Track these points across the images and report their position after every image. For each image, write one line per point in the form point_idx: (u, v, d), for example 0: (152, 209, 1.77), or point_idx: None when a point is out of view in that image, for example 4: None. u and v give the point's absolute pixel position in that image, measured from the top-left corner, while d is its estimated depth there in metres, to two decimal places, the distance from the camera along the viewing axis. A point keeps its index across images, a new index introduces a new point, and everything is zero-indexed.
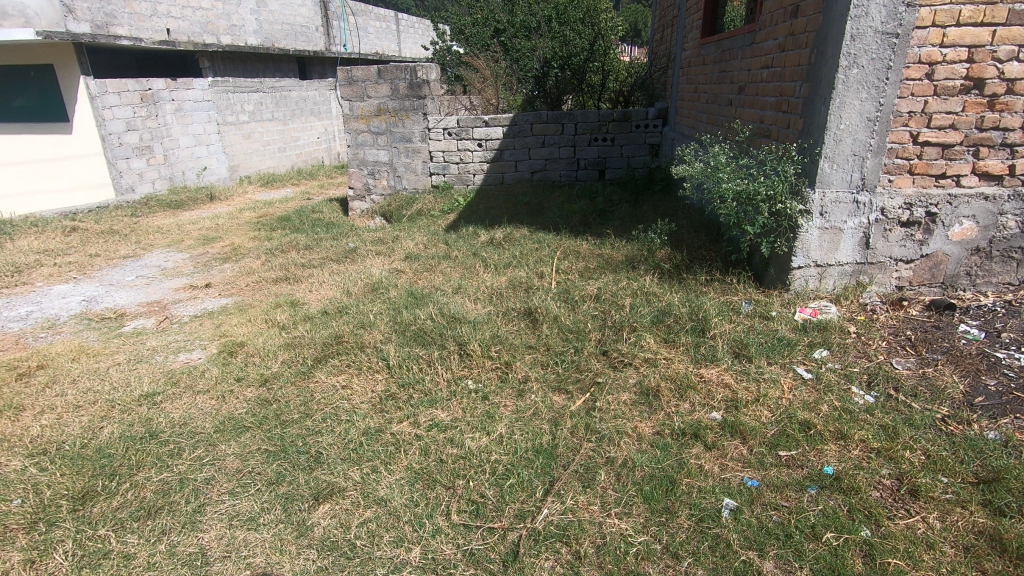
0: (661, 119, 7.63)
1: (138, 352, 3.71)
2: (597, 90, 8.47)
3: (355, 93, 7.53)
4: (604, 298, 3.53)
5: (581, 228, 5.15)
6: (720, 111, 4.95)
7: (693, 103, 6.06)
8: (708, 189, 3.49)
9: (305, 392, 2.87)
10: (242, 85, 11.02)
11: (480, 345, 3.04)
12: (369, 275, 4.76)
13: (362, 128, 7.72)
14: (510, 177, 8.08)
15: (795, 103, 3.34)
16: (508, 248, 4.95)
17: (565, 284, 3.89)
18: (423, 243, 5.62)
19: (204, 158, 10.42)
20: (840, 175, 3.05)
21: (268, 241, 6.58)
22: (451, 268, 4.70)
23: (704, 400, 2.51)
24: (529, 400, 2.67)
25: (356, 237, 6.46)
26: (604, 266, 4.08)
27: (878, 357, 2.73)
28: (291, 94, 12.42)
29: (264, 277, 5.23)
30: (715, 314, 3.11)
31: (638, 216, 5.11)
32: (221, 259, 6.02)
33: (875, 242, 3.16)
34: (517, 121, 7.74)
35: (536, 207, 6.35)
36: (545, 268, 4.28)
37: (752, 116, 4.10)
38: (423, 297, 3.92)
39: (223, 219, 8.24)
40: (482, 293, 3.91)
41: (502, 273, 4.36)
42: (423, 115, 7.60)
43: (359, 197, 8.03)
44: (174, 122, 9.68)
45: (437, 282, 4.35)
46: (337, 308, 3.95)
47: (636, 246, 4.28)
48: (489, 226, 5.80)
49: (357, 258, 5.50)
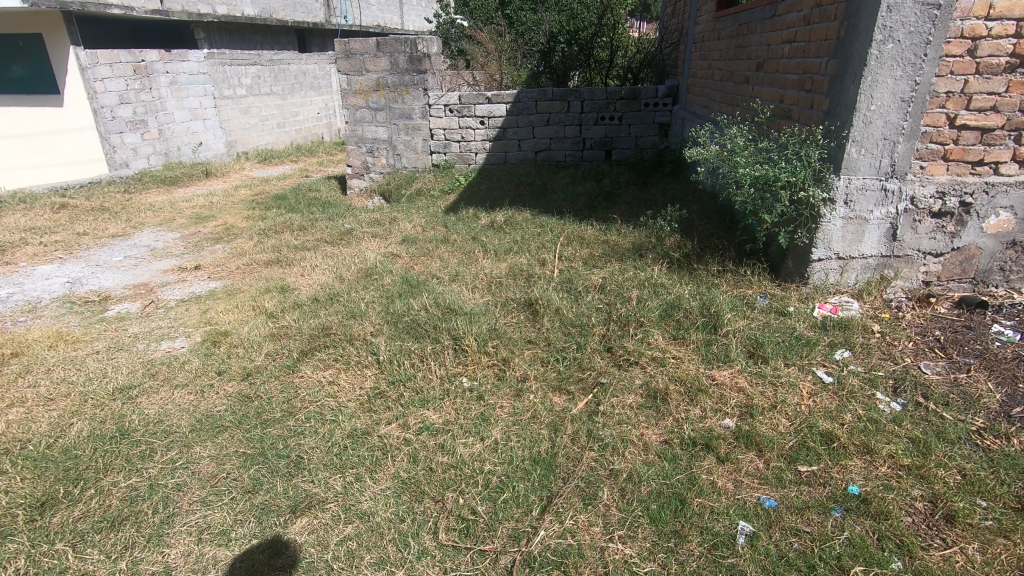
0: (672, 97, 7.32)
1: (119, 339, 3.54)
2: (605, 67, 7.99)
3: (353, 66, 7.23)
4: (610, 289, 3.33)
5: (586, 212, 4.92)
6: (736, 90, 4.68)
7: (706, 80, 5.76)
8: (723, 173, 3.25)
9: (288, 388, 2.70)
10: (240, 57, 10.70)
11: (476, 339, 2.85)
12: (364, 259, 4.55)
13: (361, 103, 7.43)
14: (513, 157, 7.81)
15: (821, 82, 3.09)
16: (510, 232, 4.74)
17: (568, 273, 3.69)
18: (421, 226, 5.40)
19: (200, 133, 10.15)
20: (868, 161, 2.81)
21: (262, 222, 6.37)
22: (449, 253, 4.50)
23: (716, 405, 2.32)
24: (526, 402, 2.49)
25: (352, 217, 6.25)
26: (610, 254, 3.87)
27: (904, 360, 2.53)
28: (290, 67, 12.06)
29: (256, 259, 5.03)
30: (728, 309, 2.91)
31: (646, 200, 4.88)
32: (213, 240, 5.83)
33: (903, 234, 2.93)
34: (521, 98, 7.44)
35: (539, 188, 6.12)
36: (547, 254, 4.07)
37: (772, 95, 3.84)
38: (418, 284, 3.73)
39: (217, 197, 8.02)
40: (480, 281, 3.72)
41: (502, 259, 4.16)
42: (424, 91, 7.31)
43: (357, 175, 7.78)
44: (169, 95, 9.39)
45: (434, 267, 4.16)
46: (328, 295, 3.76)
47: (643, 233, 4.06)
48: (491, 209, 5.57)
49: (352, 240, 5.30)
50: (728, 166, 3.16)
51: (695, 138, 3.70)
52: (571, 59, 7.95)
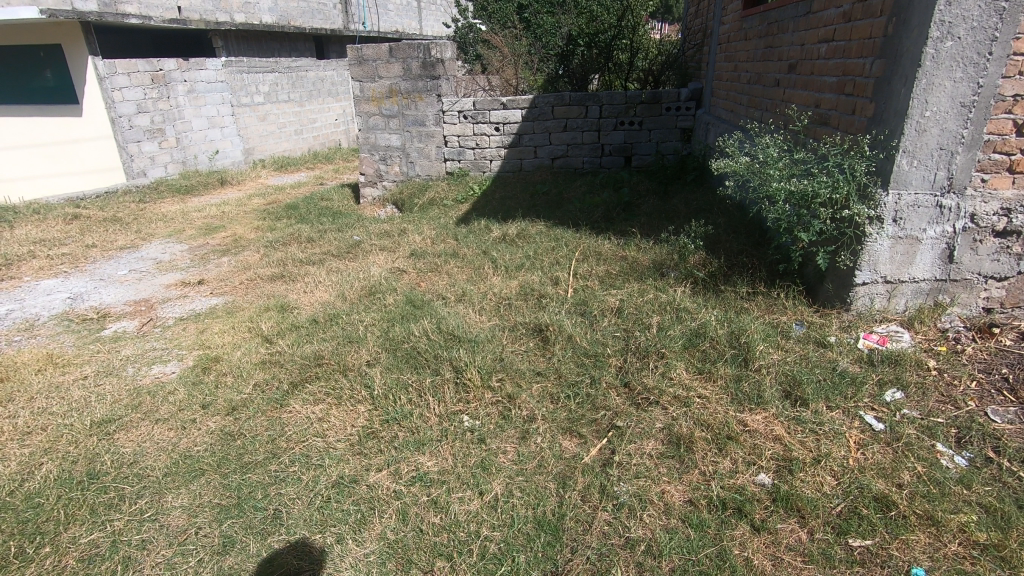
0: (695, 100, 7.00)
1: (110, 362, 3.38)
2: (625, 70, 7.71)
3: (366, 73, 7.08)
4: (628, 315, 3.06)
5: (603, 224, 4.65)
6: (765, 93, 4.37)
7: (732, 83, 5.45)
8: (754, 187, 2.96)
9: (275, 424, 2.48)
10: (257, 64, 10.67)
11: (480, 372, 2.60)
12: (369, 275, 4.35)
13: (373, 111, 7.26)
14: (530, 164, 7.56)
15: (864, 85, 2.77)
16: (522, 246, 4.49)
17: (583, 294, 3.42)
18: (430, 238, 5.18)
19: (217, 141, 10.12)
20: (921, 174, 2.49)
21: (271, 233, 6.23)
22: (458, 269, 4.27)
23: (748, 456, 2.03)
24: (532, 446, 2.24)
25: (362, 228, 6.07)
26: (629, 273, 3.59)
27: (968, 404, 2.20)
28: (307, 74, 12.01)
29: (260, 273, 4.87)
30: (760, 340, 2.61)
31: (668, 212, 4.58)
32: (220, 252, 5.70)
33: (961, 255, 2.60)
34: (537, 103, 7.19)
35: (555, 198, 5.87)
36: (561, 272, 3.81)
37: (806, 99, 3.53)
38: (423, 305, 3.50)
39: (230, 206, 7.94)
40: (488, 301, 3.47)
41: (513, 277, 3.91)
42: (437, 97, 7.11)
43: (370, 183, 7.62)
44: (186, 103, 9.36)
45: (441, 286, 3.92)
46: (328, 316, 3.55)
47: (665, 249, 3.77)
48: (503, 220, 5.33)
49: (359, 253, 5.11)
50: (760, 179, 2.86)
51: (722, 148, 3.40)
52: (590, 62, 7.68)
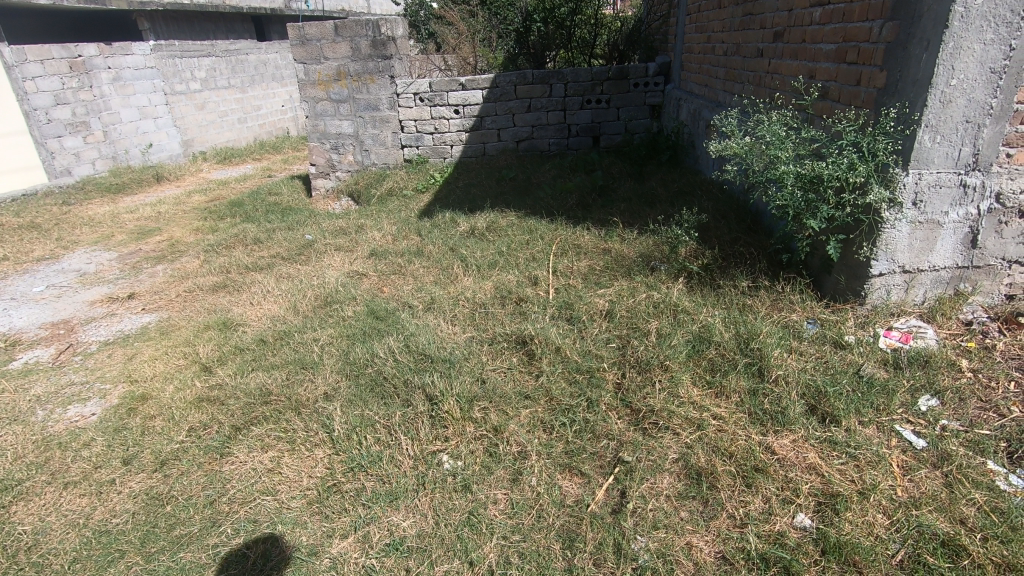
0: (663, 76, 6.69)
1: (15, 404, 2.85)
2: (588, 45, 7.30)
3: (310, 54, 6.47)
4: (621, 320, 2.73)
5: (580, 212, 4.29)
6: (746, 65, 4.06)
7: (705, 55, 5.14)
8: (755, 170, 2.64)
9: (214, 481, 2.06)
10: (190, 48, 9.74)
11: (459, 401, 2.23)
12: (324, 281, 3.89)
13: (321, 95, 6.66)
14: (493, 148, 7.11)
15: (871, 51, 2.47)
16: (493, 241, 4.11)
17: (567, 296, 3.07)
18: (391, 234, 4.74)
19: (151, 133, 9.26)
20: (944, 150, 2.22)
21: (212, 234, 5.64)
22: (425, 271, 3.85)
23: (782, 493, 1.74)
24: (527, 492, 1.89)
25: (315, 225, 5.55)
26: (615, 269, 3.26)
27: (1012, 410, 1.96)
28: (248, 57, 11.12)
29: (199, 283, 4.33)
30: (773, 344, 2.33)
31: (648, 198, 4.27)
32: (154, 260, 5.10)
33: (985, 239, 2.36)
34: (498, 82, 6.74)
35: (524, 184, 5.49)
36: (540, 271, 3.45)
37: (798, 70, 3.23)
38: (387, 317, 3.09)
39: (166, 205, 7.24)
40: (462, 309, 3.08)
41: (486, 278, 3.52)
42: (390, 78, 6.58)
43: (323, 174, 7.03)
44: (113, 92, 8.49)
45: (407, 292, 3.50)
46: (278, 336, 3.10)
47: (651, 240, 3.45)
48: (470, 211, 4.93)
49: (312, 255, 4.63)
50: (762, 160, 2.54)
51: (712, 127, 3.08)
52: (548, 38, 7.20)
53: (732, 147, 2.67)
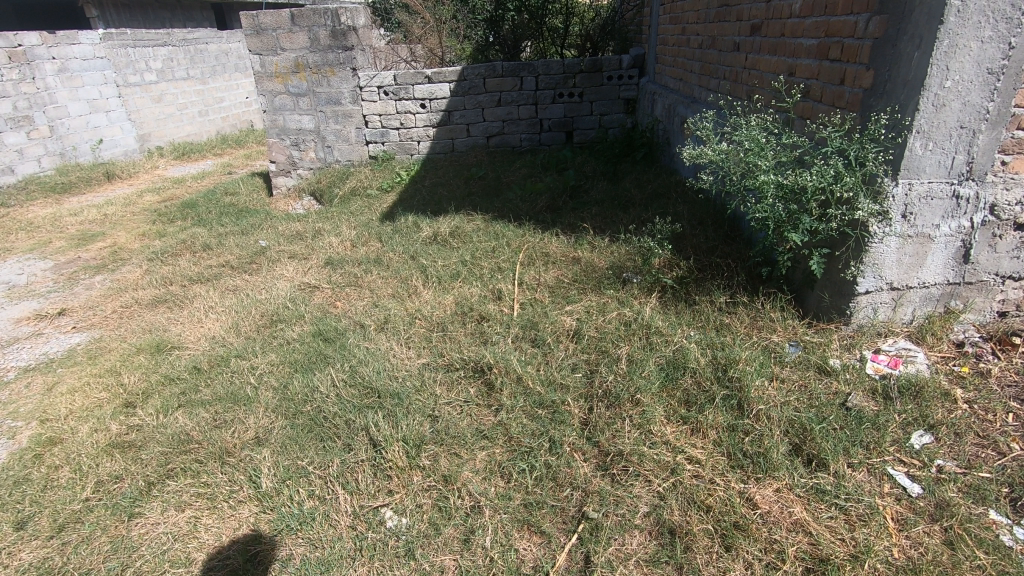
0: (637, 68, 6.44)
1: None
2: (560, 35, 6.95)
3: (265, 44, 6.06)
4: (589, 343, 2.50)
5: (550, 216, 4.04)
6: (723, 59, 3.86)
7: (679, 48, 4.92)
8: (732, 178, 2.42)
9: (119, 549, 1.78)
10: (145, 37, 9.14)
11: (405, 446, 1.99)
12: (273, 295, 3.59)
13: (279, 89, 6.26)
14: (462, 144, 6.81)
15: (857, 48, 2.27)
16: (457, 249, 3.85)
17: (533, 313, 2.84)
18: (350, 240, 4.44)
19: (103, 128, 8.71)
20: (936, 158, 2.03)
21: (160, 240, 5.27)
22: (383, 283, 3.57)
23: (766, 557, 1.54)
24: (480, 557, 1.66)
25: (271, 229, 5.22)
26: (584, 281, 3.03)
27: (1013, 449, 1.79)
28: (208, 47, 10.54)
29: (138, 297, 3.99)
30: (753, 372, 2.13)
31: (621, 201, 4.03)
32: (93, 269, 4.72)
33: (978, 254, 2.19)
34: (466, 75, 6.43)
35: (492, 184, 5.23)
36: (504, 284, 3.20)
37: (777, 66, 3.03)
38: (336, 340, 2.82)
39: (114, 206, 6.79)
40: (418, 330, 2.83)
41: (447, 292, 3.26)
42: (352, 71, 6.23)
43: (283, 172, 6.65)
44: (58, 85, 7.94)
45: (362, 308, 3.23)
46: (214, 362, 2.80)
47: (623, 249, 3.23)
48: (435, 214, 4.65)
49: (264, 264, 4.31)
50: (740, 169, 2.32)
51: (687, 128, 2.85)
52: (522, 28, 6.97)
53: (707, 152, 2.45)
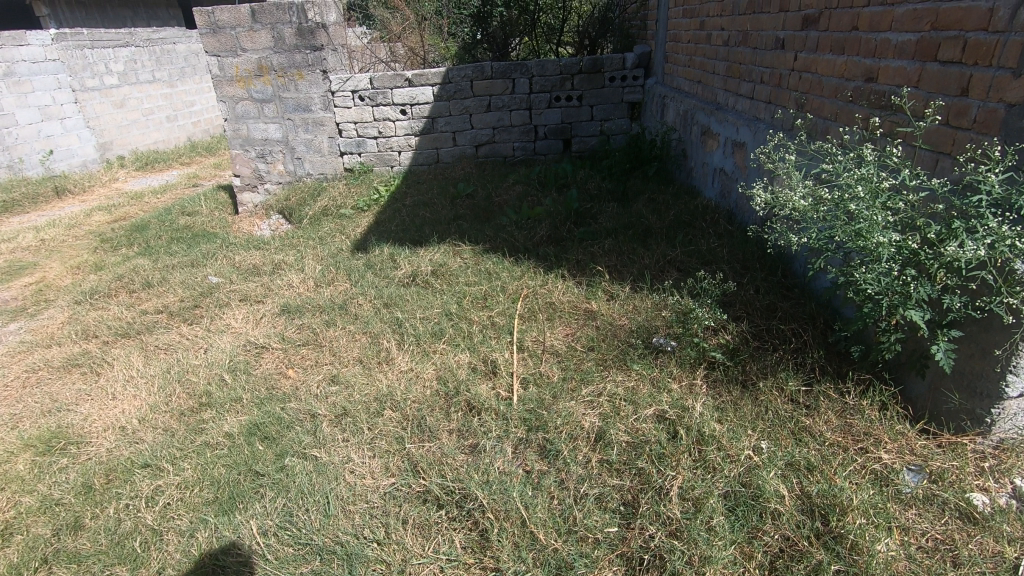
0: (643, 68, 5.75)
1: None
2: (555, 33, 6.28)
3: (223, 45, 5.32)
4: (620, 457, 1.82)
5: (552, 251, 3.34)
6: (760, 59, 3.18)
7: (697, 46, 4.25)
8: (821, 234, 1.74)
9: None
10: (104, 37, 8.28)
11: None
12: (209, 360, 2.86)
13: (240, 94, 5.51)
14: (448, 154, 6.09)
15: (994, 48, 1.60)
16: (441, 293, 3.15)
17: (539, 401, 2.14)
18: (313, 278, 3.72)
19: (57, 137, 7.80)
20: None
21: (96, 274, 4.50)
22: (348, 344, 2.86)
23: None
24: None
25: (225, 259, 4.47)
26: (604, 351, 2.35)
27: None
28: (176, 47, 9.70)
29: (47, 358, 3.23)
30: (869, 527, 1.46)
31: (637, 233, 3.36)
32: (8, 316, 3.95)
33: None
34: (451, 77, 5.71)
35: (484, 203, 4.54)
36: (500, 352, 2.52)
37: (848, 70, 2.36)
38: (279, 443, 2.11)
39: (56, 229, 6.00)
40: (387, 427, 2.13)
41: (428, 360, 2.56)
42: (323, 75, 5.51)
43: (248, 187, 5.89)
44: (4, 91, 7.04)
45: (317, 384, 2.52)
46: (113, 476, 2.09)
47: (651, 303, 2.55)
48: (415, 244, 3.95)
49: (209, 310, 3.57)
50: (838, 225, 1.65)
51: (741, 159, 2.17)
52: (510, 25, 6.22)
53: (783, 197, 1.78)
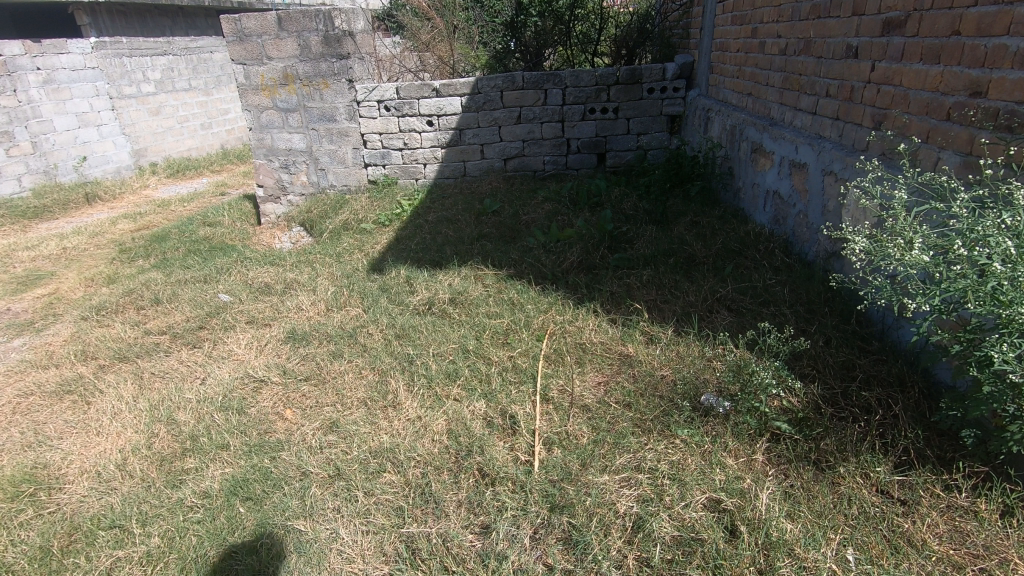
0: (684, 80, 5.37)
1: None
2: (591, 42, 5.95)
3: (250, 53, 5.18)
4: (663, 559, 1.47)
5: (583, 281, 3.00)
6: (826, 68, 2.81)
7: (748, 54, 3.87)
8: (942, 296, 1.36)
9: None
10: (143, 45, 8.29)
11: None
12: (204, 394, 2.60)
13: (265, 103, 5.36)
14: (476, 167, 5.81)
15: None
16: (459, 326, 2.84)
17: (564, 472, 1.81)
18: (325, 301, 3.45)
19: (94, 143, 7.80)
20: None
21: (109, 287, 4.35)
22: (353, 381, 2.55)
23: None
24: None
25: (239, 275, 4.26)
26: (643, 410, 2.00)
27: None
28: (213, 56, 9.72)
29: (41, 381, 3.04)
30: None
31: (679, 263, 2.99)
32: (15, 331, 3.81)
33: None
34: (481, 87, 5.44)
35: (510, 222, 4.23)
36: (521, 403, 2.19)
37: (946, 81, 1.99)
38: (263, 510, 1.83)
39: (81, 237, 5.94)
40: (386, 497, 1.82)
41: (439, 408, 2.25)
42: (349, 84, 5.32)
43: (271, 198, 5.73)
44: (43, 97, 7.07)
45: (313, 432, 2.22)
46: (78, 541, 1.84)
47: (698, 353, 2.19)
48: (435, 266, 3.67)
49: (214, 333, 3.34)
50: (965, 285, 1.30)
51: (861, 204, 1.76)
52: (545, 34, 5.91)
53: (889, 245, 1.41)
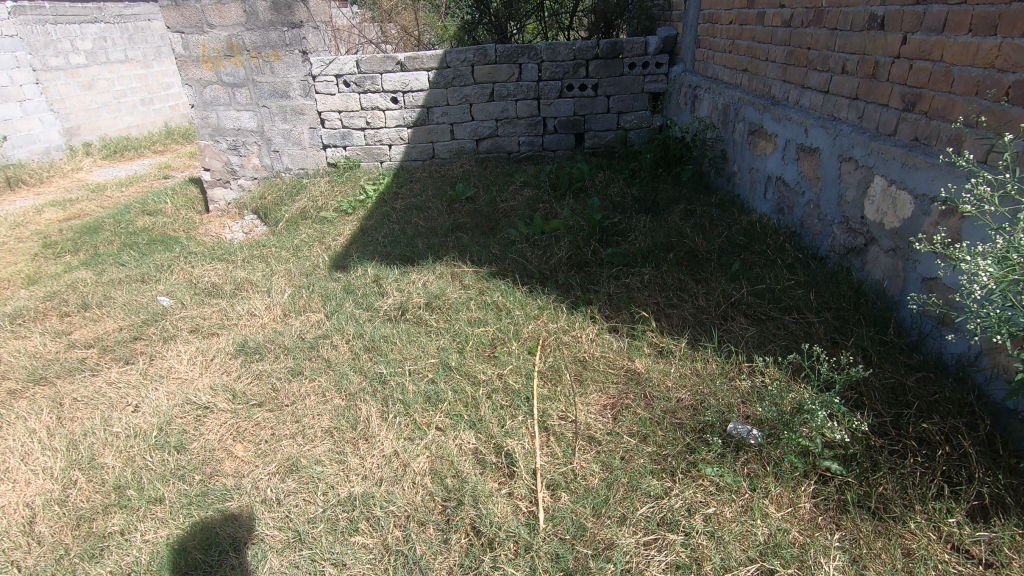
0: (667, 54, 5.04)
1: None
2: (566, 13, 5.53)
3: (188, 19, 4.57)
4: None
5: (576, 280, 2.69)
6: (842, 41, 2.51)
7: (743, 26, 3.55)
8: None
9: None
10: (69, 11, 7.42)
11: None
12: (134, 427, 2.18)
13: (208, 77, 4.78)
14: (445, 148, 5.37)
15: None
16: (438, 335, 2.49)
17: (577, 527, 1.52)
18: (281, 305, 3.03)
19: (17, 121, 6.94)
20: None
21: (30, 289, 3.80)
22: (316, 406, 2.17)
23: None
24: None
25: (181, 273, 3.76)
26: (664, 444, 1.71)
27: None
28: (151, 24, 8.84)
29: None
30: None
31: (681, 259, 2.71)
32: None
33: None
34: (449, 61, 4.98)
35: (487, 210, 3.86)
36: (517, 434, 1.87)
37: (1005, 53, 1.71)
38: None
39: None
40: (363, 569, 1.50)
41: (419, 440, 1.91)
42: (303, 56, 4.79)
43: (219, 182, 5.18)
44: None
45: (268, 478, 1.85)
46: None
47: (719, 373, 1.92)
48: (407, 263, 3.28)
49: (150, 344, 2.89)
50: None
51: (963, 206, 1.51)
52: (514, 5, 5.45)
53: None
